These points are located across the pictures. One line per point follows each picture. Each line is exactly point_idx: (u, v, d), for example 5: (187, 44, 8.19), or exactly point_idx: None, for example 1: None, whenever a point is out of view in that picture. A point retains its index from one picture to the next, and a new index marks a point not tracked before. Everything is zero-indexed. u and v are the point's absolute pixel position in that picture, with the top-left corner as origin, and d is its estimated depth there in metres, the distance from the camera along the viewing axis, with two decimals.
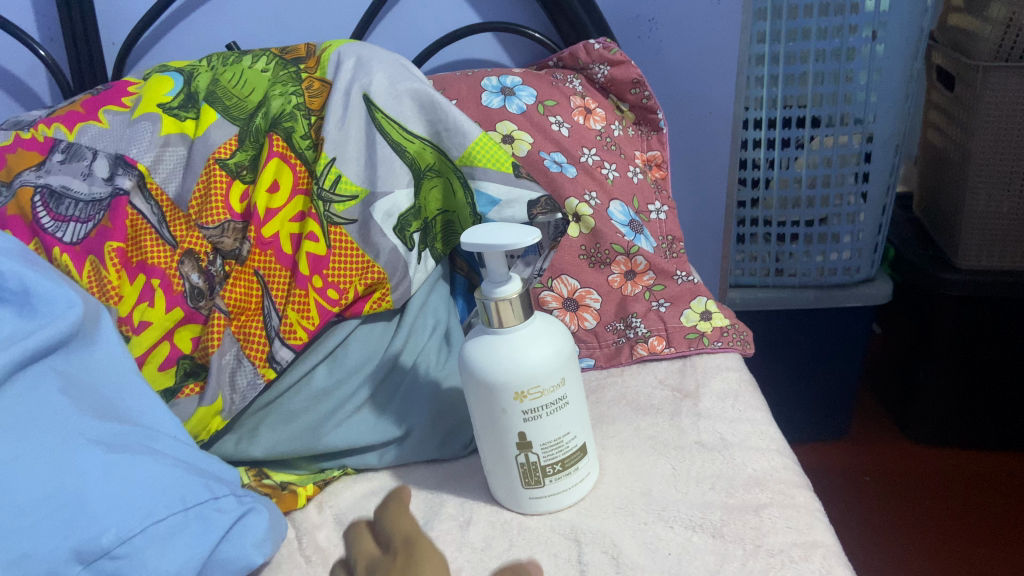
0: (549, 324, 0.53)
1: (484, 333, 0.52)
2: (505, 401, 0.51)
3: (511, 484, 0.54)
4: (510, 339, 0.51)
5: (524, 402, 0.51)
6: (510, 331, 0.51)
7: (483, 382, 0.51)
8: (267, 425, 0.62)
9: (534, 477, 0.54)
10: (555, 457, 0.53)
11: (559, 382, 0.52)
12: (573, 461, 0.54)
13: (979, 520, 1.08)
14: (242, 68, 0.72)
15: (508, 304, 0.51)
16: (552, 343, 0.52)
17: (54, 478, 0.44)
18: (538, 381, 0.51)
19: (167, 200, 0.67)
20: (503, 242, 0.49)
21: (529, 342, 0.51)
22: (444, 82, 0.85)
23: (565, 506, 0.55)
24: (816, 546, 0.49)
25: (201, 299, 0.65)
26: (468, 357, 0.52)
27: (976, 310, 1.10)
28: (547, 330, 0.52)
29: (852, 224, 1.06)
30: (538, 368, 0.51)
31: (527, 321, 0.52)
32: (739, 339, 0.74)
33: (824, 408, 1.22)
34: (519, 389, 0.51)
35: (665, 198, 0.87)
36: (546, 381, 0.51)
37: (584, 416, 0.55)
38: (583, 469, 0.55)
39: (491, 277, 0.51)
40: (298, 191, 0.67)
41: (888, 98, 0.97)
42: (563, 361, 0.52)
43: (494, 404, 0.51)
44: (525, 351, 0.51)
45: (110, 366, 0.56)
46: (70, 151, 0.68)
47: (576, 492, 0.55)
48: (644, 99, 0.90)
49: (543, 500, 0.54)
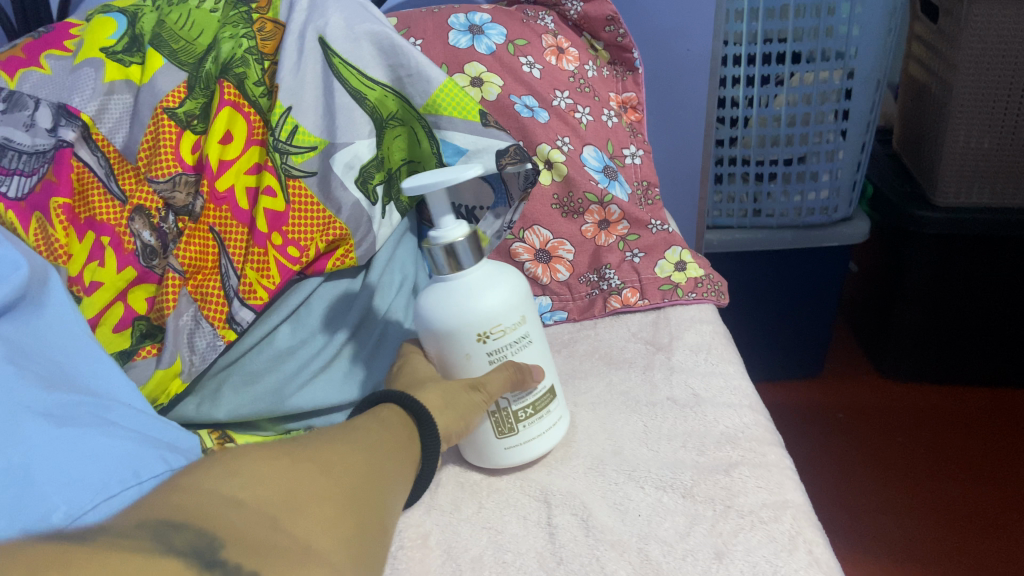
0: (502, 266, 0.51)
1: (436, 282, 0.50)
2: (468, 344, 0.49)
3: (482, 438, 0.52)
4: (465, 282, 0.49)
5: (487, 343, 0.49)
6: (463, 274, 0.49)
7: (443, 329, 0.49)
8: (230, 387, 0.60)
9: (507, 424, 0.52)
10: (526, 399, 0.52)
11: (519, 320, 0.50)
12: (543, 403, 0.53)
13: (946, 454, 1.10)
14: (189, 9, 0.67)
15: (454, 249, 0.48)
16: (507, 282, 0.50)
17: (0, 453, 0.42)
18: (499, 321, 0.49)
19: (114, 152, 0.64)
20: (440, 180, 0.47)
21: (484, 285, 0.49)
22: (409, 20, 0.80)
23: (536, 458, 0.54)
24: (786, 506, 0.48)
25: (154, 258, 0.63)
26: (421, 307, 0.50)
27: (949, 247, 1.09)
28: (500, 272, 0.50)
29: (830, 162, 1.04)
30: (496, 308, 0.49)
31: (478, 263, 0.50)
32: (713, 290, 0.72)
33: (801, 349, 1.22)
34: (481, 331, 0.49)
35: (640, 141, 0.85)
36: (506, 319, 0.50)
37: (548, 358, 0.54)
38: (552, 415, 0.54)
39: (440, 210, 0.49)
40: (253, 142, 0.64)
41: (871, 31, 0.93)
42: (520, 298, 0.50)
43: (456, 350, 0.50)
44: (481, 294, 0.49)
45: (58, 328, 0.53)
46: (10, 100, 0.63)
47: (548, 440, 0.54)
48: (619, 37, 0.86)
49: (516, 450, 0.53)
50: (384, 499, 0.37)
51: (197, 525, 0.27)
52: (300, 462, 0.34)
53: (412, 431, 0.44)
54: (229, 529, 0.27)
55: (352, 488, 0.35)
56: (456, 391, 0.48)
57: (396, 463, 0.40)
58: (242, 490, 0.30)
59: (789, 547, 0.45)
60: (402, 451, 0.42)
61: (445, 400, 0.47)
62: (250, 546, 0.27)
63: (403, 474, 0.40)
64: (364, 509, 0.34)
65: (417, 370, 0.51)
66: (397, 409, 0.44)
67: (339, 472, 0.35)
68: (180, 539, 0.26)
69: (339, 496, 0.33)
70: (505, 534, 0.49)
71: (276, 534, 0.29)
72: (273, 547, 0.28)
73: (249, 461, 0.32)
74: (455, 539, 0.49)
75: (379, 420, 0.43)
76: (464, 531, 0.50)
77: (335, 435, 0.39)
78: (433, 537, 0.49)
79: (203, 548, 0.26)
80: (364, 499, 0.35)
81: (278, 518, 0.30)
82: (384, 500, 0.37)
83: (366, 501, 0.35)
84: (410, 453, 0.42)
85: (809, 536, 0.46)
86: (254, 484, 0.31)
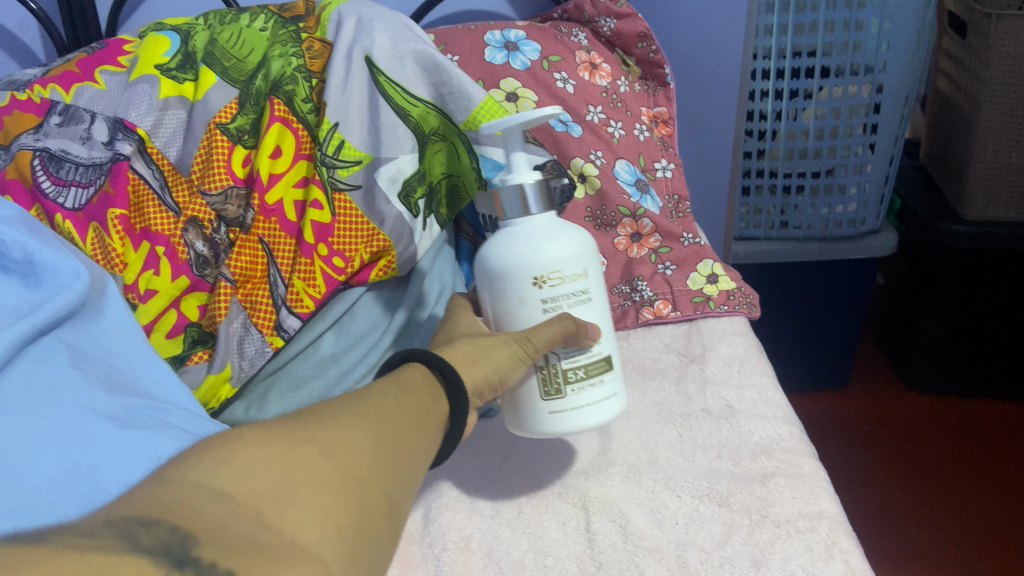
0: (569, 222, 0.53)
1: (504, 228, 0.52)
2: (524, 289, 0.50)
3: (529, 398, 0.52)
4: (531, 224, 0.51)
5: (544, 289, 0.50)
6: (529, 219, 0.52)
7: (501, 270, 0.50)
8: (276, 391, 0.62)
9: (555, 385, 0.51)
10: (579, 360, 0.51)
11: (581, 273, 0.51)
12: (598, 370, 0.52)
13: (975, 467, 1.10)
14: (240, 28, 0.70)
15: (522, 192, 0.51)
16: (574, 235, 0.51)
17: (68, 455, 0.43)
18: (557, 267, 0.50)
19: (169, 165, 0.67)
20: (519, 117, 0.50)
21: (549, 234, 0.50)
22: (446, 37, 0.83)
23: (586, 426, 0.52)
24: (821, 516, 0.49)
25: (206, 267, 0.65)
26: (485, 250, 0.52)
27: (975, 261, 1.09)
28: (567, 227, 0.52)
29: (859, 175, 1.04)
30: (558, 254, 0.50)
31: (545, 213, 0.52)
32: (744, 303, 0.74)
33: (828, 361, 1.23)
34: (539, 275, 0.50)
35: (671, 155, 0.86)
36: (567, 269, 0.50)
37: (610, 326, 0.53)
38: (608, 384, 0.53)
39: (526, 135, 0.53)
40: (301, 157, 0.66)
41: (900, 46, 0.94)
42: (585, 253, 0.51)
43: (511, 294, 0.51)
44: (543, 239, 0.50)
45: (115, 335, 0.54)
46: (67, 113, 0.66)
47: (603, 412, 0.52)
48: (651, 53, 0.88)
49: (563, 414, 0.52)
50: (398, 481, 0.36)
51: (244, 499, 0.28)
52: (300, 445, 0.32)
53: (437, 392, 0.45)
54: (210, 525, 0.26)
55: (356, 471, 0.33)
56: (490, 344, 0.49)
57: (411, 437, 0.39)
58: (230, 482, 0.29)
59: (825, 557, 0.46)
60: (422, 423, 0.41)
61: (474, 355, 0.48)
62: (226, 544, 0.26)
63: (420, 451, 0.40)
64: (367, 493, 0.33)
65: (459, 330, 0.53)
66: (423, 368, 0.46)
67: (343, 453, 0.34)
68: (149, 538, 0.25)
69: (340, 480, 0.32)
70: (544, 538, 0.50)
71: (262, 531, 0.27)
72: (255, 545, 0.26)
73: (239, 452, 0.30)
74: (496, 542, 0.51)
75: (400, 385, 0.43)
76: (505, 534, 0.51)
77: (350, 409, 0.38)
78: (474, 540, 0.51)
79: (174, 547, 0.25)
80: (370, 481, 0.34)
81: (265, 512, 0.28)
82: (393, 485, 0.35)
83: (371, 485, 0.33)
84: (429, 420, 0.42)
85: (844, 545, 0.47)
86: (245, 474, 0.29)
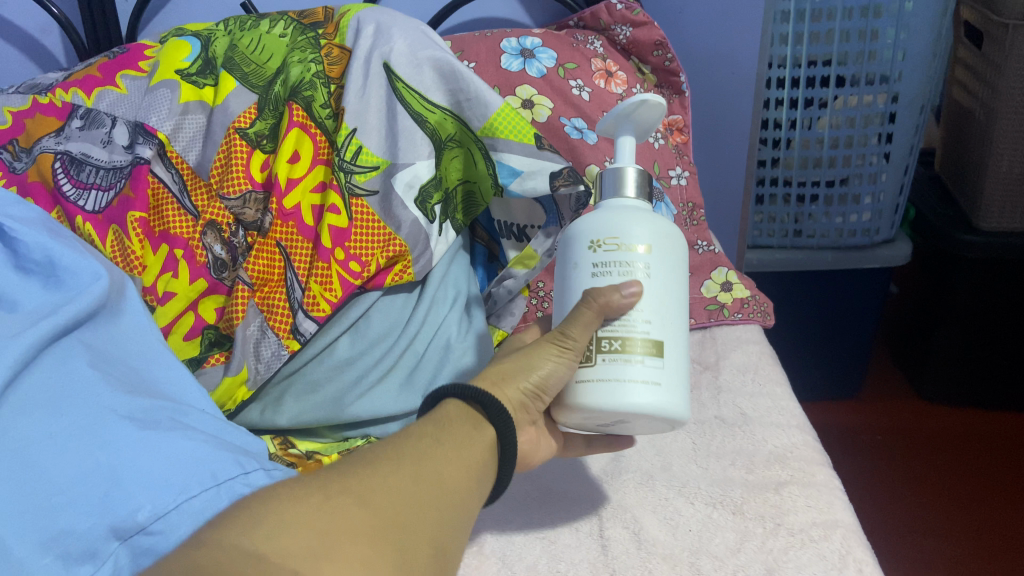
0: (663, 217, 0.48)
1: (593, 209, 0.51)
2: (580, 253, 0.47)
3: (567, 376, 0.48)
4: (620, 200, 0.48)
5: (596, 253, 0.46)
6: (621, 196, 0.48)
7: (569, 234, 0.49)
8: (292, 395, 0.62)
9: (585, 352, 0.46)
10: (615, 330, 0.45)
11: (643, 246, 0.46)
12: (637, 347, 0.45)
13: (990, 479, 1.09)
14: (260, 34, 0.71)
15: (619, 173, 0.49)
16: (650, 216, 0.47)
17: (85, 456, 0.42)
18: (617, 232, 0.46)
19: (188, 169, 0.68)
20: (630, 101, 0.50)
21: (624, 208, 0.47)
22: (463, 43, 0.83)
23: (613, 404, 0.45)
24: (835, 525, 0.49)
25: (224, 270, 0.66)
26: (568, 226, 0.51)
27: (994, 271, 1.09)
28: (651, 212, 0.48)
29: (873, 184, 1.04)
30: (620, 218, 0.46)
31: (638, 198, 0.48)
32: (759, 310, 0.73)
33: (841, 370, 1.22)
34: (597, 237, 0.47)
35: (686, 163, 0.87)
36: (627, 237, 0.46)
37: (666, 306, 0.46)
38: (654, 370, 0.45)
39: (641, 120, 0.51)
40: (319, 162, 0.67)
41: (916, 56, 0.94)
42: (656, 231, 0.46)
43: (570, 260, 0.48)
44: (616, 209, 0.47)
45: (135, 337, 0.54)
46: (88, 118, 0.67)
47: (641, 395, 0.44)
48: (666, 61, 0.88)
49: (589, 386, 0.46)
50: (441, 518, 0.38)
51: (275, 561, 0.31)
52: (333, 495, 0.35)
53: (477, 421, 0.44)
54: None
55: (396, 515, 0.36)
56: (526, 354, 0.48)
57: (460, 470, 0.41)
58: (264, 543, 0.32)
59: (839, 566, 0.46)
60: (463, 453, 0.42)
61: (509, 371, 0.47)
62: None
63: (472, 483, 0.42)
64: (409, 538, 0.35)
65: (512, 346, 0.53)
66: (458, 400, 0.45)
67: (381, 497, 0.36)
68: None
69: (380, 527, 0.35)
70: (558, 544, 0.50)
71: None
72: None
73: (275, 511, 0.33)
74: (509, 547, 0.51)
75: (434, 423, 0.43)
76: (518, 539, 0.51)
77: (380, 452, 0.40)
78: (488, 544, 0.51)
79: None
80: (413, 525, 0.36)
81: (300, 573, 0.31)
82: (436, 523, 0.37)
83: (413, 528, 0.36)
84: (472, 449, 0.43)
85: (859, 555, 0.47)
86: (279, 531, 0.32)
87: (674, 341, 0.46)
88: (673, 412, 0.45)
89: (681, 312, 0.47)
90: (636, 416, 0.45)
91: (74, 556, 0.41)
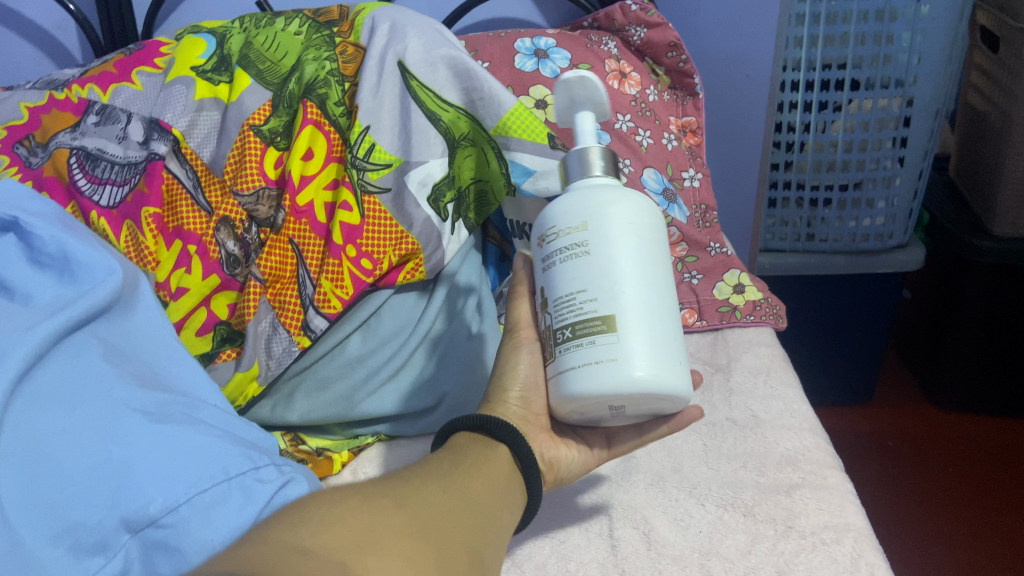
0: (625, 192, 0.46)
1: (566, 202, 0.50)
2: (537, 251, 0.48)
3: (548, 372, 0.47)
4: (588, 181, 0.47)
5: (545, 247, 0.46)
6: (588, 177, 0.47)
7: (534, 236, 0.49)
8: (303, 391, 0.63)
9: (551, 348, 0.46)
10: (565, 317, 0.44)
11: (580, 225, 0.45)
12: (586, 327, 0.43)
13: (1001, 486, 1.08)
14: (275, 32, 0.72)
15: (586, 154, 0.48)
16: (589, 192, 0.46)
17: (96, 448, 0.42)
18: (554, 221, 0.46)
19: (202, 165, 0.68)
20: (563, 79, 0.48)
21: (568, 193, 0.47)
22: (476, 44, 0.84)
23: (574, 395, 0.43)
24: (848, 529, 0.49)
25: (237, 266, 0.66)
26: None
27: (1009, 275, 1.07)
28: (597, 187, 0.46)
29: (886, 189, 1.03)
30: (558, 207, 0.46)
31: (607, 177, 0.47)
32: (771, 313, 0.73)
33: (852, 376, 1.21)
34: (551, 225, 0.46)
35: (699, 165, 0.86)
36: (564, 222, 0.45)
37: (614, 277, 0.43)
38: (608, 346, 0.42)
39: (591, 96, 0.49)
40: (332, 159, 0.67)
41: (931, 61, 0.92)
42: (593, 206, 0.45)
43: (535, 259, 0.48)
44: (561, 198, 0.47)
45: (147, 331, 0.54)
46: (104, 113, 0.68)
47: (600, 377, 0.42)
48: (680, 63, 0.88)
49: (557, 378, 0.45)
50: (474, 526, 0.39)
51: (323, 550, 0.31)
52: (371, 499, 0.36)
53: (489, 444, 0.46)
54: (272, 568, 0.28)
55: (429, 518, 0.37)
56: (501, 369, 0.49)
57: (485, 485, 0.42)
58: (310, 536, 0.31)
59: (851, 570, 0.46)
60: (482, 472, 0.44)
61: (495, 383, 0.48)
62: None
63: (498, 501, 0.43)
64: (444, 538, 0.36)
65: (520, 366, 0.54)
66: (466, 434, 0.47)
67: (415, 504, 0.38)
68: None
69: (416, 527, 0.36)
70: (567, 544, 0.50)
71: None
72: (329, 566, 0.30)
73: (313, 510, 0.34)
74: (518, 546, 0.51)
75: (449, 451, 0.45)
76: (528, 540, 0.51)
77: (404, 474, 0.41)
78: None
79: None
80: (446, 529, 0.37)
81: (348, 561, 0.30)
82: (469, 529, 0.39)
83: (446, 529, 0.37)
84: (491, 467, 0.44)
85: (871, 559, 0.47)
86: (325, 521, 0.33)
87: (635, 309, 0.43)
88: (648, 386, 0.42)
89: (641, 279, 0.44)
90: (614, 398, 0.43)
91: (86, 548, 0.41)
